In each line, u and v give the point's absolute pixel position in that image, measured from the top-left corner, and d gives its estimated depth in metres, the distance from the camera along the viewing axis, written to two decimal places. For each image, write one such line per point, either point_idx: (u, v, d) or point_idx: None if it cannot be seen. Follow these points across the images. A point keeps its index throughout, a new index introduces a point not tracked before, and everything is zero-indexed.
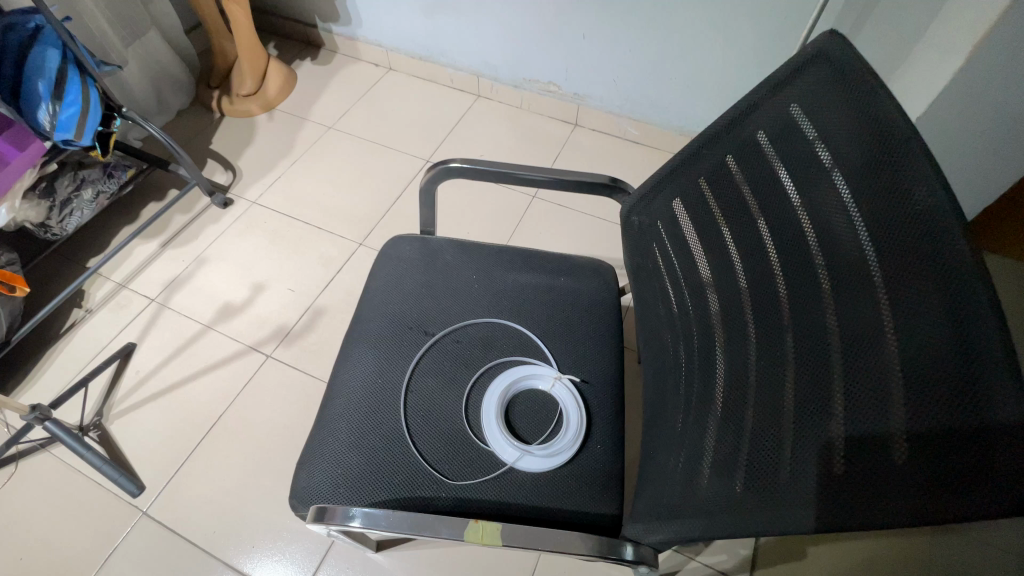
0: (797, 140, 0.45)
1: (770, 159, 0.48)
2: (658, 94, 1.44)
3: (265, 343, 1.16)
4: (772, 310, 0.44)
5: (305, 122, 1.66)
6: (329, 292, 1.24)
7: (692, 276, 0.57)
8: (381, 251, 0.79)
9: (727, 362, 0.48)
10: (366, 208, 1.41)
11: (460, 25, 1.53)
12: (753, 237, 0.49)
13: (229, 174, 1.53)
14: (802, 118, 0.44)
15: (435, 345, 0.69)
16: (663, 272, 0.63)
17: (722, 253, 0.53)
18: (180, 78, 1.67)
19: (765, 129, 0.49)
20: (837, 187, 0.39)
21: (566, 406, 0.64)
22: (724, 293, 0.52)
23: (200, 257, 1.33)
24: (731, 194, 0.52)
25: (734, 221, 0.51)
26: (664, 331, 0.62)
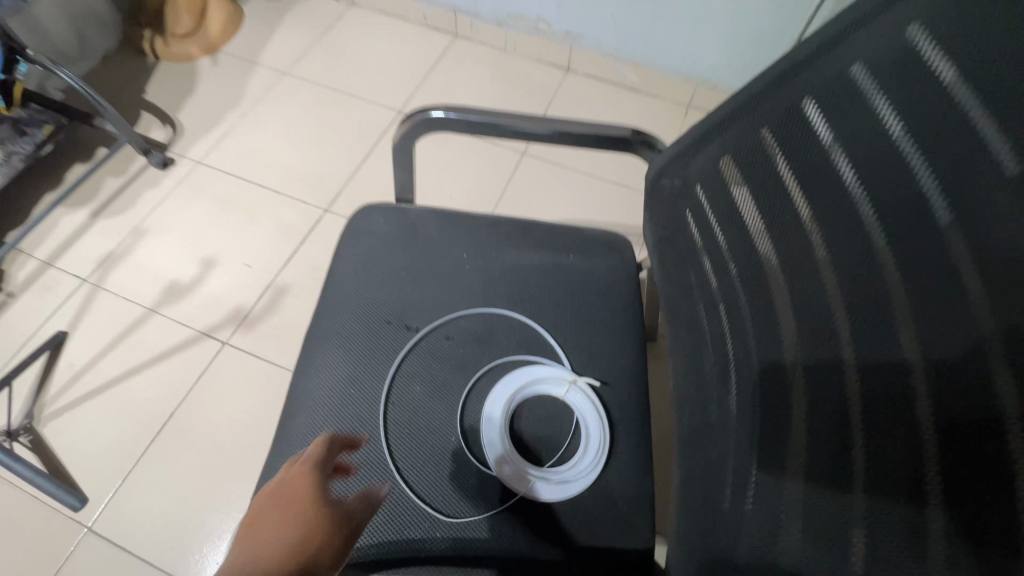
0: (920, 79, 0.28)
1: (873, 109, 0.31)
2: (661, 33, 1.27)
3: (220, 328, 1.01)
4: (885, 343, 0.29)
5: (256, 67, 1.44)
6: (293, 267, 1.08)
7: (747, 258, 0.42)
8: (348, 223, 0.64)
9: (811, 384, 0.34)
10: (331, 168, 1.24)
11: None
12: (844, 226, 0.33)
13: (168, 130, 1.32)
14: (933, 45, 0.27)
15: (416, 347, 0.56)
16: (704, 249, 0.49)
17: (792, 230, 0.37)
18: (109, 19, 1.41)
19: (863, 60, 0.31)
20: (1011, 173, 0.23)
21: (583, 414, 0.53)
22: (801, 298, 0.36)
23: (139, 228, 1.14)
24: (806, 144, 0.36)
25: (811, 186, 0.35)
26: (704, 325, 0.48)
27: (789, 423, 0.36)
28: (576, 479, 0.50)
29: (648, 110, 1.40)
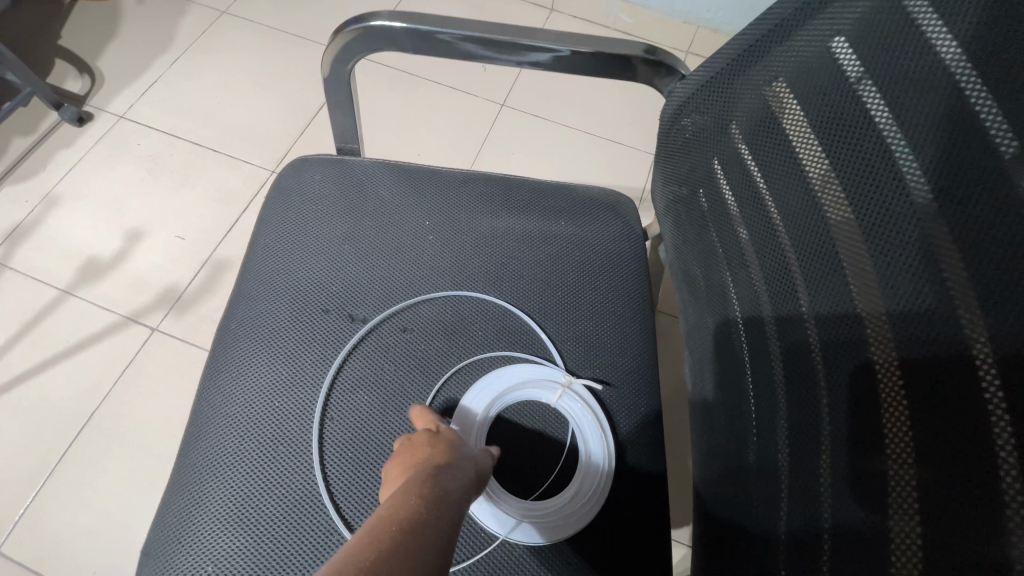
0: None
1: None
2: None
3: (149, 312, 0.86)
4: None
5: (190, 5, 1.24)
6: (236, 238, 0.94)
7: (805, 203, 0.33)
8: (276, 181, 0.50)
9: (900, 364, 0.26)
10: (279, 121, 1.07)
11: None
12: (972, 149, 0.23)
13: (86, 79, 1.12)
14: None
15: (362, 344, 0.43)
16: (737, 206, 0.39)
17: (868, 151, 0.28)
18: None
19: None
20: None
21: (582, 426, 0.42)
22: (889, 255, 0.27)
23: (51, 195, 0.97)
24: (889, 36, 0.27)
25: (898, 87, 0.27)
26: (740, 303, 0.39)
27: (870, 411, 0.27)
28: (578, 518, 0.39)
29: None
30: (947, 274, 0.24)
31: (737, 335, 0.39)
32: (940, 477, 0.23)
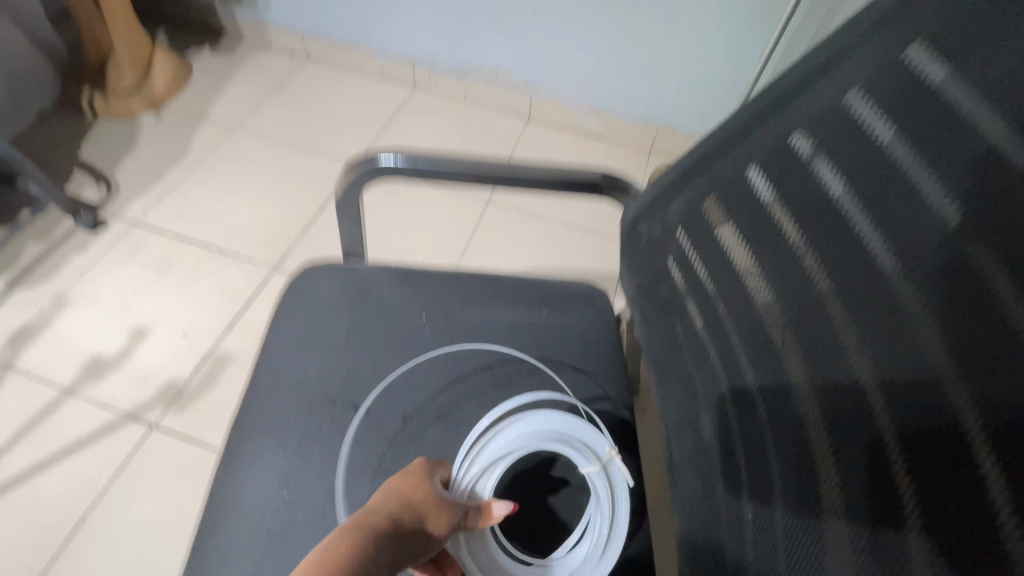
0: (925, 100, 0.28)
1: (877, 129, 0.31)
2: (620, 79, 1.32)
3: (148, 409, 0.89)
4: (916, 375, 0.26)
5: (203, 121, 1.38)
6: (237, 333, 0.98)
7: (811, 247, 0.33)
8: (289, 284, 0.56)
9: (825, 427, 0.30)
10: (282, 220, 1.17)
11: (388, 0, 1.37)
12: (852, 247, 0.30)
13: (102, 189, 1.23)
14: (937, 61, 0.28)
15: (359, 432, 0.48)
16: (725, 271, 0.41)
17: (784, 256, 0.35)
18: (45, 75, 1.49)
19: (862, 85, 0.31)
20: None
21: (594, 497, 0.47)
22: (804, 332, 0.33)
23: (61, 298, 1.02)
24: (786, 166, 0.36)
25: (797, 204, 0.35)
26: (704, 380, 0.43)
27: (903, 452, 0.25)
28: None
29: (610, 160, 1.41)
30: (984, 290, 0.24)
31: (709, 408, 0.41)
32: (1008, 499, 0.21)
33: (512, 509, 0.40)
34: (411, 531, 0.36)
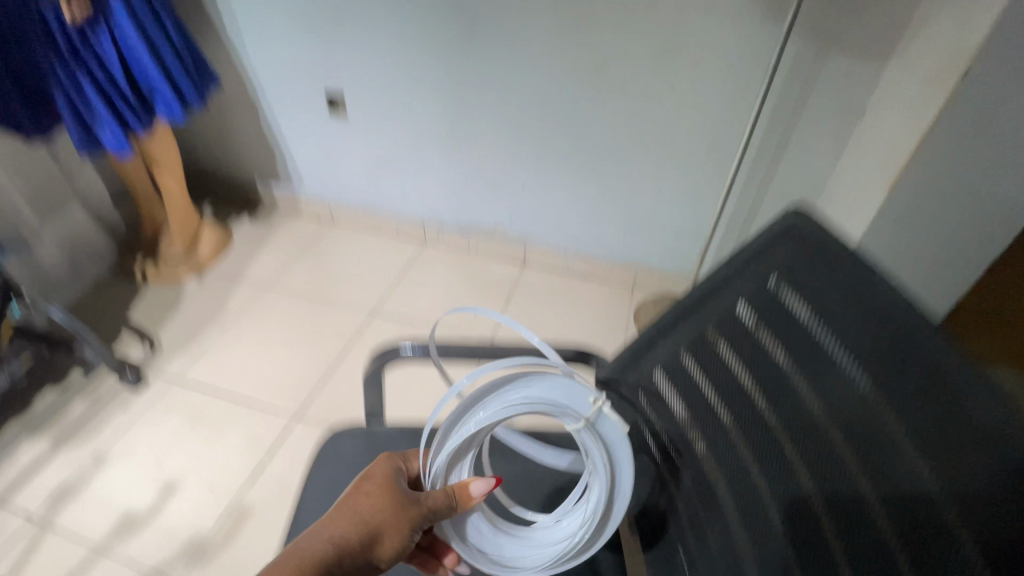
0: (784, 320, 0.45)
1: (759, 336, 0.47)
2: (596, 227, 1.59)
3: (173, 564, 0.97)
4: (810, 514, 0.40)
5: (240, 283, 1.57)
6: (260, 484, 1.07)
7: (802, 366, 0.43)
8: (319, 448, 0.75)
9: (759, 549, 0.44)
10: (304, 369, 1.29)
11: (402, 180, 1.69)
12: (758, 420, 0.46)
13: (146, 347, 1.38)
14: (788, 294, 0.45)
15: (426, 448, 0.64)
16: (692, 420, 0.53)
17: (716, 419, 0.50)
18: (103, 249, 1.77)
19: (745, 302, 0.48)
20: (864, 379, 0.38)
21: (600, 476, 0.59)
22: (737, 478, 0.48)
23: (100, 455, 1.13)
24: (706, 354, 0.52)
25: (718, 382, 0.50)
26: (715, 527, 0.50)
27: (854, 543, 0.37)
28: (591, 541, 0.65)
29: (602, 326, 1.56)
30: (873, 413, 0.37)
31: (777, 573, 0.42)
32: None
33: (484, 489, 0.62)
34: (381, 513, 0.60)
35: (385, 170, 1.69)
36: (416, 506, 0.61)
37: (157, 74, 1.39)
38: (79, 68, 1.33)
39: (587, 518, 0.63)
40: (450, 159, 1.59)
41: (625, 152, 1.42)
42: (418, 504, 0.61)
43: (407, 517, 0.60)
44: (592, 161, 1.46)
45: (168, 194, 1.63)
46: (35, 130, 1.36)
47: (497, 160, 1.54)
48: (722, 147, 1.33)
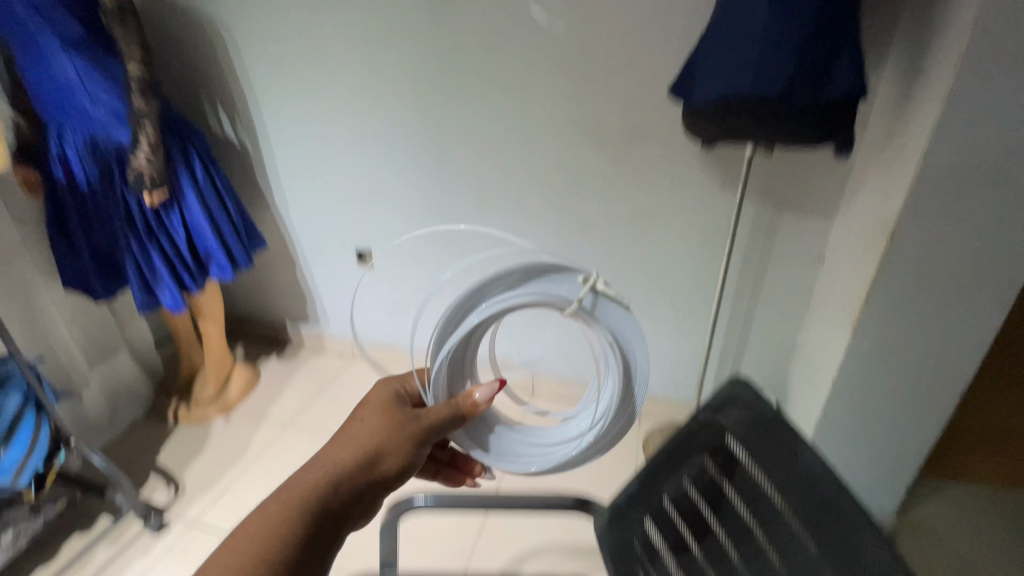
0: (740, 471, 0.75)
1: (718, 481, 0.76)
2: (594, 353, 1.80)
3: None
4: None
5: (262, 422, 1.77)
6: None
7: (746, 502, 0.74)
8: None
9: None
10: None
11: (418, 322, 1.93)
12: (717, 541, 0.76)
13: (171, 490, 1.56)
14: (739, 451, 0.75)
15: (441, 334, 0.85)
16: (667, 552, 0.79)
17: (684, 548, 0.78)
18: (140, 393, 1.91)
19: (709, 458, 0.77)
20: (781, 508, 0.71)
21: (614, 369, 0.84)
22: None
23: None
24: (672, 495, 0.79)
25: (685, 518, 0.79)
26: None
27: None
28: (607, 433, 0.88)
29: (599, 471, 1.77)
30: (792, 530, 0.70)
31: None
32: None
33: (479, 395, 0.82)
34: (382, 438, 0.80)
35: (404, 312, 1.92)
36: (423, 421, 0.82)
37: (216, 245, 1.66)
38: (153, 243, 1.59)
39: (598, 416, 0.87)
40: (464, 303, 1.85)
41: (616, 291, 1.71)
42: (426, 420, 0.82)
43: (416, 432, 0.81)
44: None
45: (207, 340, 1.80)
46: (102, 291, 1.64)
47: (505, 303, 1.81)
48: (692, 282, 1.63)
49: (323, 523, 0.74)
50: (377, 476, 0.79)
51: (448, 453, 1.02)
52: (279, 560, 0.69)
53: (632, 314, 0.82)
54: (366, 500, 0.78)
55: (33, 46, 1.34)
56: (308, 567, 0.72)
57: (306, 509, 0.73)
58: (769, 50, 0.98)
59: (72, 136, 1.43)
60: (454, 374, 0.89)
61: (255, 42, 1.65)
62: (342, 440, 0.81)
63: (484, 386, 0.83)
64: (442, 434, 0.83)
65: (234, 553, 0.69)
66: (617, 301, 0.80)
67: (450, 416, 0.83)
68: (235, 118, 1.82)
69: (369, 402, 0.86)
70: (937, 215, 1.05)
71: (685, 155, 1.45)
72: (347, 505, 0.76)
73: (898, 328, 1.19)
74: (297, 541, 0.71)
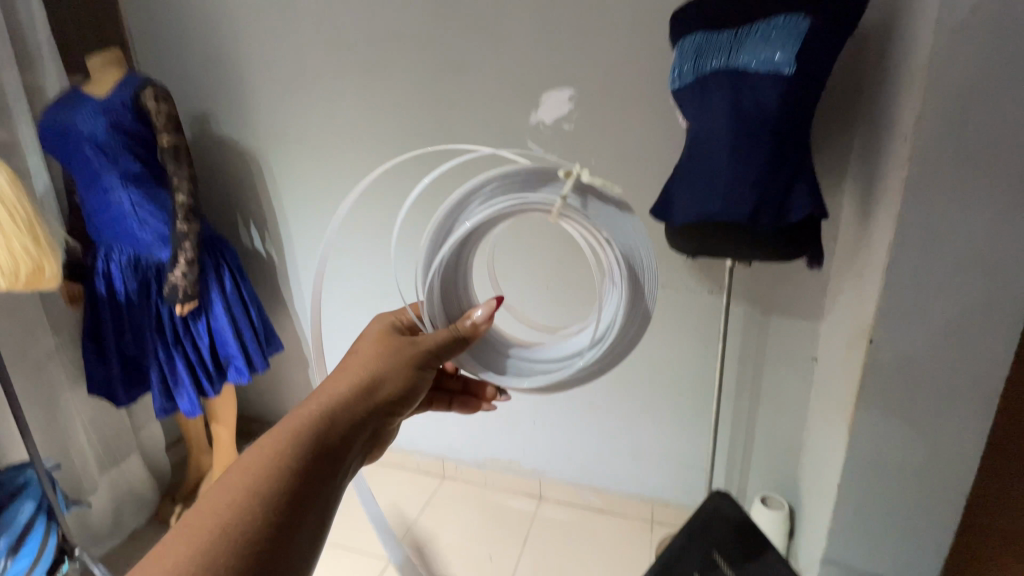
0: None
1: None
2: (596, 452, 1.89)
3: None
4: None
5: None
6: None
7: None
8: None
9: None
10: None
11: (427, 421, 2.08)
12: None
13: None
14: None
15: (437, 241, 0.95)
16: None
17: None
18: (146, 498, 1.94)
19: None
20: None
21: (620, 287, 0.95)
22: None
23: None
24: None
25: None
26: None
27: None
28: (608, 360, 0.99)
29: None
30: None
31: None
32: None
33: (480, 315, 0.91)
34: (383, 362, 0.86)
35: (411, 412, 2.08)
36: (422, 347, 0.90)
37: (236, 350, 1.76)
38: (177, 349, 1.71)
39: (596, 341, 0.98)
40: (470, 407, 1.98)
41: (614, 392, 1.78)
42: (425, 345, 0.89)
43: (415, 356, 0.88)
44: (587, 400, 1.82)
45: (217, 442, 1.91)
46: (125, 397, 1.74)
47: (509, 408, 1.93)
48: (692, 383, 1.68)
49: (325, 449, 0.76)
50: (380, 400, 0.83)
51: (459, 383, 1.16)
52: (282, 479, 0.70)
53: (631, 216, 0.90)
54: (371, 425, 0.82)
55: (94, 184, 1.56)
56: (309, 487, 0.72)
57: (307, 432, 0.75)
58: (733, 182, 1.11)
59: (119, 255, 1.62)
60: (452, 286, 0.98)
61: (287, 171, 1.89)
62: (341, 373, 0.85)
63: (481, 308, 0.91)
64: (441, 358, 0.90)
65: (235, 483, 0.69)
66: (604, 195, 0.88)
67: (448, 338, 0.91)
68: (264, 234, 2.02)
69: (366, 337, 0.92)
70: (905, 322, 1.13)
71: (673, 264, 1.56)
72: (351, 428, 0.79)
73: (887, 431, 1.22)
74: (300, 461, 0.72)
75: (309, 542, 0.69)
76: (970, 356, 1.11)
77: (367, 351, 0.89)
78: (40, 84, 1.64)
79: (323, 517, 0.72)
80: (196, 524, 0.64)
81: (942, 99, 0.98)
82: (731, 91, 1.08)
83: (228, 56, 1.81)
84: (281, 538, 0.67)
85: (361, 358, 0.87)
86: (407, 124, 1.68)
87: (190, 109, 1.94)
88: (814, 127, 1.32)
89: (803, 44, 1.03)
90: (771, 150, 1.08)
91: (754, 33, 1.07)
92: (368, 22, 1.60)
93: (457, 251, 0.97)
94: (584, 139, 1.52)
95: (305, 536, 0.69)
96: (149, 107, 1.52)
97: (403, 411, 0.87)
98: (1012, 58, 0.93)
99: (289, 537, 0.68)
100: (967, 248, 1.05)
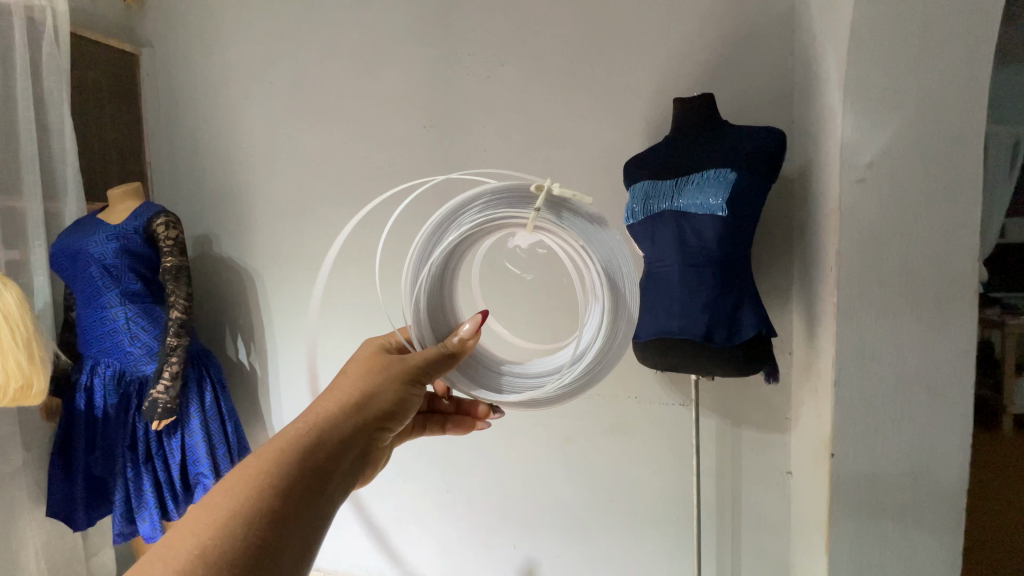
0: None
1: None
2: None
3: None
4: None
5: None
6: None
7: None
8: None
9: None
10: None
11: (399, 544, 1.97)
12: None
13: None
14: None
15: (430, 257, 1.02)
16: None
17: None
18: None
19: None
20: None
21: (606, 301, 1.02)
22: None
23: None
24: None
25: None
26: None
27: None
28: (595, 374, 1.04)
29: None
30: None
31: None
32: None
33: (469, 330, 0.92)
34: (372, 379, 0.86)
35: (382, 533, 1.99)
36: (409, 362, 0.90)
37: (207, 469, 1.72)
38: (147, 467, 1.68)
39: (576, 363, 1.03)
40: (444, 527, 1.91)
41: (593, 512, 1.74)
42: (413, 360, 0.90)
43: (402, 372, 0.88)
44: (567, 520, 1.77)
45: None
46: (84, 521, 1.67)
47: (488, 531, 1.86)
48: (672, 502, 1.66)
49: (312, 467, 0.74)
50: (367, 416, 0.82)
51: (452, 405, 1.17)
52: (264, 500, 0.67)
53: (607, 228, 0.98)
54: (359, 443, 0.80)
55: (93, 300, 1.65)
56: (296, 507, 0.69)
57: (293, 452, 0.74)
58: (686, 307, 1.24)
59: (104, 369, 1.66)
60: (439, 303, 1.03)
61: (280, 288, 2.00)
62: (329, 393, 0.84)
63: (468, 323, 0.93)
64: (431, 375, 0.90)
65: (217, 506, 0.66)
66: (577, 207, 0.97)
67: (436, 355, 0.91)
68: (250, 347, 2.07)
69: (357, 356, 0.93)
70: (861, 434, 1.19)
71: (642, 376, 1.64)
72: (338, 447, 0.78)
73: (858, 552, 1.21)
74: (284, 481, 0.70)
75: (291, 568, 0.66)
76: (930, 472, 1.15)
77: (356, 369, 0.89)
78: (59, 210, 1.79)
79: (309, 540, 0.69)
80: (173, 548, 0.61)
81: (858, 236, 1.14)
82: (676, 229, 1.26)
83: (238, 187, 2.02)
84: (262, 561, 0.64)
85: (350, 376, 0.87)
86: (395, 247, 1.84)
87: (197, 232, 2.11)
88: (755, 259, 1.51)
89: (732, 191, 1.22)
90: (715, 281, 1.23)
91: (691, 182, 1.27)
92: (368, 162, 1.83)
93: (443, 263, 1.03)
94: (555, 263, 1.68)
95: (286, 561, 0.66)
96: (158, 233, 1.64)
97: (392, 428, 0.86)
98: (907, 204, 1.10)
99: (270, 562, 0.64)
100: (905, 368, 1.14)
